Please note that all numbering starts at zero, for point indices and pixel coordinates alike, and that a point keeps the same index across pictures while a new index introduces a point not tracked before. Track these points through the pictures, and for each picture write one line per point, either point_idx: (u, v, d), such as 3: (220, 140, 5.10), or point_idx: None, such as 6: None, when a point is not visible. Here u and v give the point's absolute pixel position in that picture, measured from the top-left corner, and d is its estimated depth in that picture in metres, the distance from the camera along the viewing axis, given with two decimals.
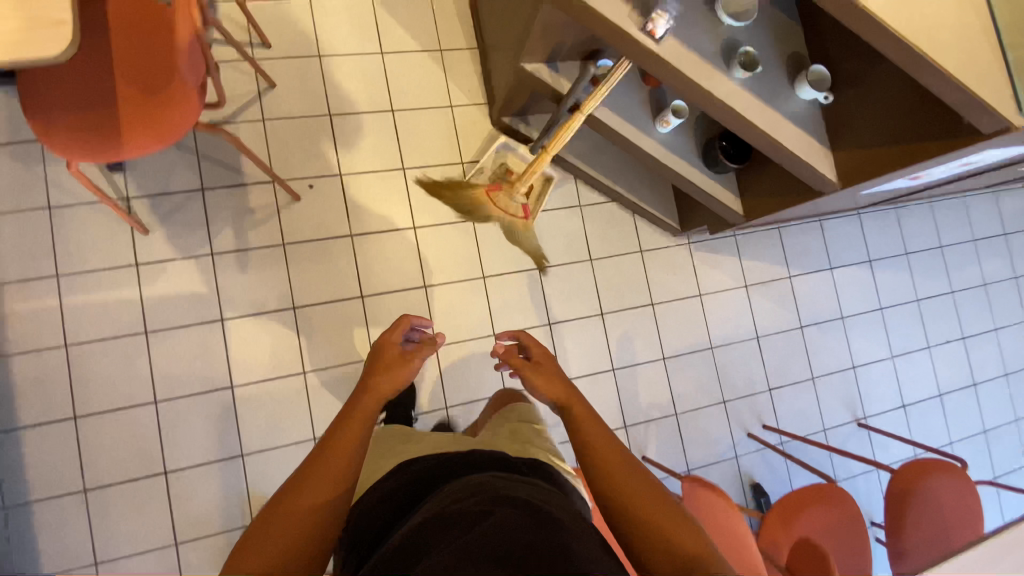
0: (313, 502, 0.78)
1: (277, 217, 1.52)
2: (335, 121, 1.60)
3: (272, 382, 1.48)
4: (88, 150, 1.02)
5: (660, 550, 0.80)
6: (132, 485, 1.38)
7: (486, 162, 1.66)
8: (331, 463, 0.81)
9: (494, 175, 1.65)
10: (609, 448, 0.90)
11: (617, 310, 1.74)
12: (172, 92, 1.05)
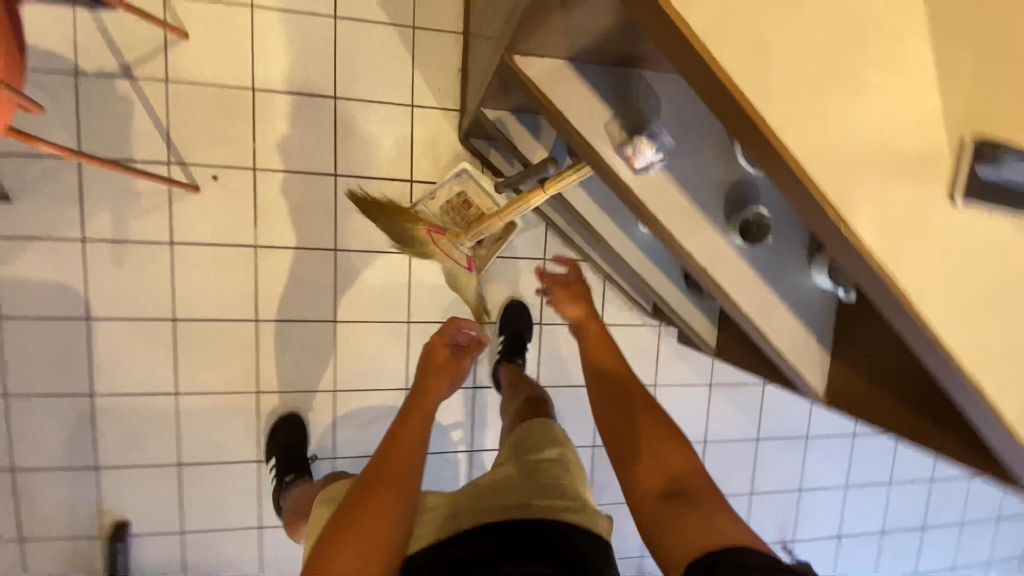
0: (377, 514, 0.77)
1: (167, 209, 1.26)
2: (257, 97, 1.26)
3: (139, 397, 1.30)
4: None
5: (651, 468, 0.86)
6: None
7: (441, 189, 1.35)
8: (387, 473, 0.81)
9: (448, 207, 1.35)
10: (623, 378, 0.98)
11: (554, 385, 1.52)
12: None
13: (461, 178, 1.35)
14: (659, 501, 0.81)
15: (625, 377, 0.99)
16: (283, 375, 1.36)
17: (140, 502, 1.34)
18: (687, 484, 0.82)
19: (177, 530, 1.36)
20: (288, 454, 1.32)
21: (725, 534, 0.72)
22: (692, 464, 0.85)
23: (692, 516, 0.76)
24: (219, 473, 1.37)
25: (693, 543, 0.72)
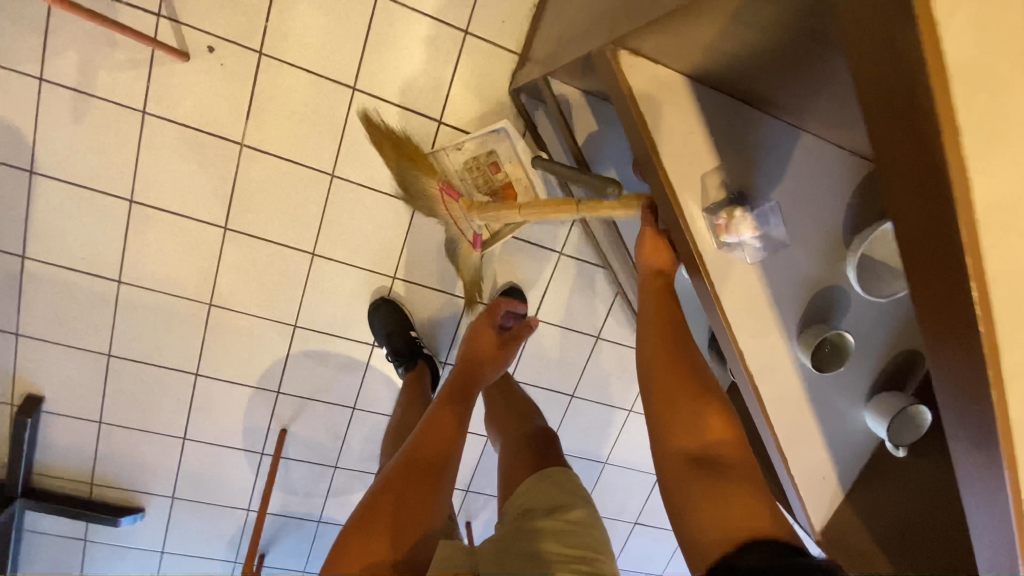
0: (414, 481, 0.74)
1: (146, 71, 1.04)
2: None
3: (76, 274, 1.16)
4: None
5: (676, 431, 0.65)
6: None
7: (470, 143, 1.16)
8: (425, 444, 0.79)
9: (473, 166, 1.18)
10: (658, 315, 0.70)
11: (528, 383, 1.41)
12: None
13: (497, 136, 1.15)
14: (681, 471, 0.63)
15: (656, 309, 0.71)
16: (241, 294, 1.22)
17: (60, 381, 1.24)
18: (719, 453, 0.63)
19: (96, 417, 1.28)
20: (393, 337, 1.24)
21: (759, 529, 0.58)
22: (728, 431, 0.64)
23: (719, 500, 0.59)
24: (151, 375, 1.26)
25: (724, 527, 0.58)
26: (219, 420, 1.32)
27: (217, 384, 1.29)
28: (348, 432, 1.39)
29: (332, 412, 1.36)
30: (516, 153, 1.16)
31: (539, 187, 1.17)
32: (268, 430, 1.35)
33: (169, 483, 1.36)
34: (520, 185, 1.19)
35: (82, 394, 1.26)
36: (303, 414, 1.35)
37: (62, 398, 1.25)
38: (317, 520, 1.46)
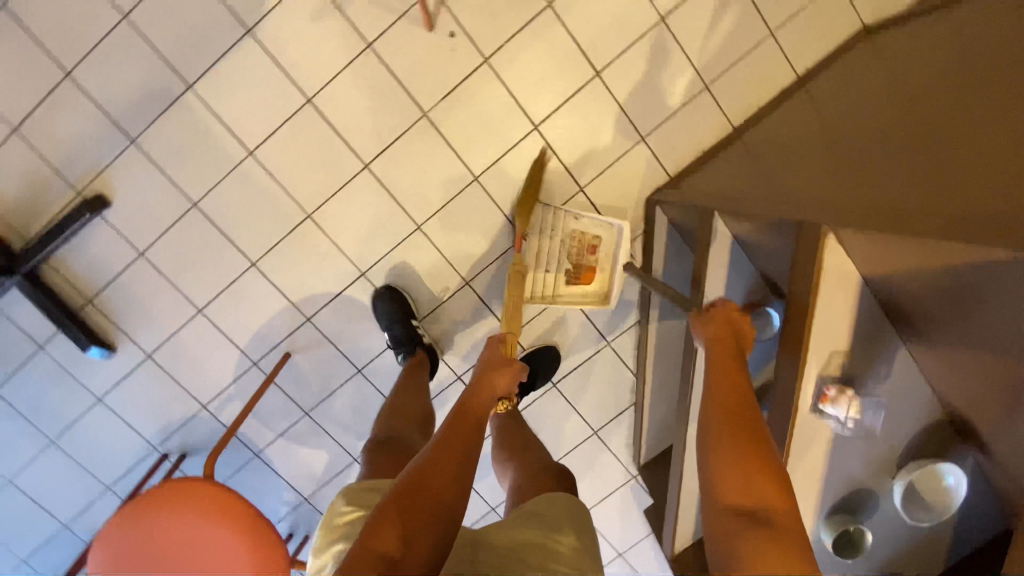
0: (433, 496, 0.78)
1: (392, 19, 1.18)
2: (547, 12, 1.20)
3: (218, 126, 1.22)
4: None
5: (726, 485, 0.69)
6: (36, 51, 1.18)
7: (588, 221, 1.30)
8: (447, 461, 0.83)
9: (576, 239, 1.31)
10: (727, 368, 0.80)
11: None
12: None
13: (610, 230, 1.30)
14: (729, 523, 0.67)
15: (724, 361, 0.81)
16: (339, 222, 1.29)
17: (134, 200, 1.26)
18: (765, 508, 0.66)
19: (135, 249, 1.28)
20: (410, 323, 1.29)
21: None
22: (781, 494, 0.67)
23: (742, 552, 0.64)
24: (213, 242, 1.28)
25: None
26: (239, 314, 1.34)
27: (262, 283, 1.32)
28: (338, 389, 1.40)
29: (337, 364, 1.39)
30: (615, 252, 1.31)
31: (614, 286, 1.32)
32: (274, 347, 1.36)
33: (153, 341, 1.34)
34: (601, 275, 1.32)
35: (142, 222, 1.27)
36: (313, 351, 1.37)
37: (124, 215, 1.26)
38: (254, 453, 1.43)
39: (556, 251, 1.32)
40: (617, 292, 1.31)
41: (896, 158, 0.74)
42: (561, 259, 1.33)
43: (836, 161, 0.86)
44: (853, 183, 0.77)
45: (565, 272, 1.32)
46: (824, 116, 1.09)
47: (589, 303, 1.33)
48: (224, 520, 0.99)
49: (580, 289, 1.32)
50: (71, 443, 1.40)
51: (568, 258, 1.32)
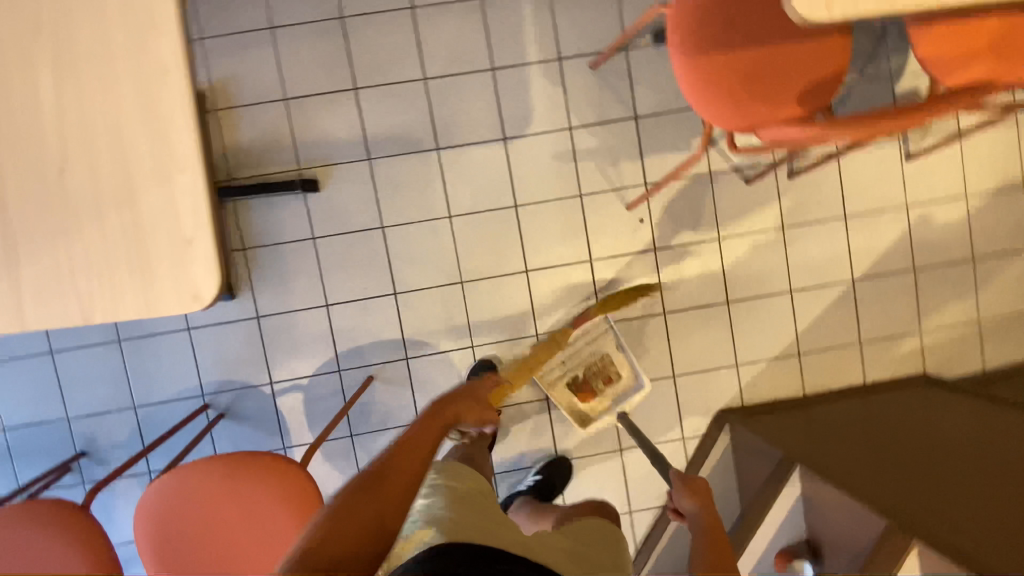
0: (369, 510, 0.79)
1: (608, 187, 1.48)
2: (715, 242, 1.50)
3: (439, 185, 1.44)
4: (726, 89, 1.00)
5: None
6: (341, 58, 1.39)
7: (620, 359, 1.51)
8: (393, 476, 0.84)
9: (605, 364, 1.51)
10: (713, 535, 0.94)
11: None
12: (772, 95, 1.00)
13: (631, 380, 1.52)
14: None
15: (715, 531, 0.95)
16: (479, 300, 1.49)
17: (337, 199, 1.43)
18: None
19: (311, 233, 1.44)
20: None
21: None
22: None
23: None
24: (375, 262, 1.45)
25: None
26: (356, 327, 1.47)
27: (390, 312, 1.47)
28: (391, 430, 1.49)
29: (404, 409, 1.49)
30: (619, 396, 1.52)
31: (598, 420, 1.51)
32: (363, 367, 1.47)
33: (272, 310, 1.45)
34: (596, 402, 1.51)
35: (333, 218, 1.43)
36: (391, 386, 1.48)
37: (322, 205, 1.43)
38: (282, 446, 1.48)
39: (581, 359, 1.51)
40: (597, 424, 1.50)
41: (970, 523, 0.98)
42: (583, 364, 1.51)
43: (914, 490, 1.10)
44: (932, 521, 1.01)
45: (573, 377, 1.51)
46: (868, 424, 1.38)
47: (570, 415, 1.50)
48: (270, 504, 1.03)
49: (573, 399, 1.51)
50: (134, 352, 1.45)
51: (584, 370, 1.51)
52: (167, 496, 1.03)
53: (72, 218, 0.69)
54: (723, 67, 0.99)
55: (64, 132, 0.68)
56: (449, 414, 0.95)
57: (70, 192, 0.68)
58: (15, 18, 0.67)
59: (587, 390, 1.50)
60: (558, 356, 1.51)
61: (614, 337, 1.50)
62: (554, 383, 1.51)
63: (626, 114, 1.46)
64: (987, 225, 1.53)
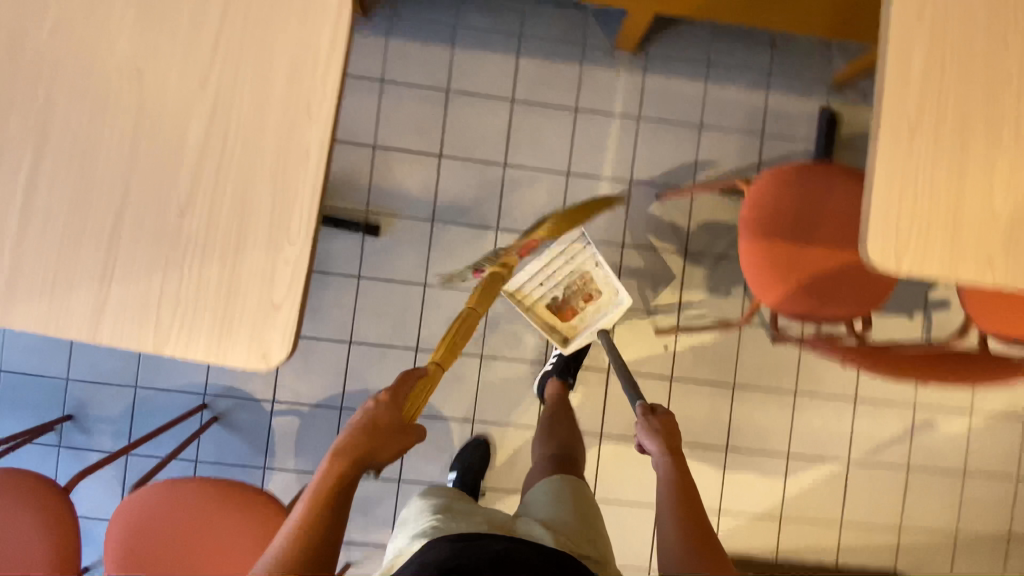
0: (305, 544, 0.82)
1: (642, 308, 1.54)
2: (728, 388, 1.55)
3: (488, 262, 1.51)
4: (770, 260, 1.07)
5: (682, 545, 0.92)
6: (435, 124, 1.49)
7: (600, 275, 1.41)
8: (323, 506, 0.86)
9: (583, 282, 1.42)
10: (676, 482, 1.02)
11: None
12: (805, 287, 1.07)
13: (612, 294, 1.43)
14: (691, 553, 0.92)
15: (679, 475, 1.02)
16: (493, 378, 1.52)
17: (391, 248, 1.49)
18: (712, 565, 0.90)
19: (357, 272, 1.49)
20: (466, 475, 1.44)
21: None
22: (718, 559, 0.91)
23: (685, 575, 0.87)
24: (407, 317, 1.50)
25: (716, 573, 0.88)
26: (370, 370, 1.49)
27: (406, 366, 1.50)
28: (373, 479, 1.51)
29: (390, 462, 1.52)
30: (601, 313, 1.43)
31: (580, 334, 1.43)
32: None
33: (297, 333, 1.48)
34: (577, 321, 1.43)
35: (382, 264, 1.49)
36: None
37: (376, 249, 1.49)
38: (263, 466, 1.48)
39: (561, 279, 1.41)
40: (579, 342, 1.43)
41: None
42: (560, 284, 1.42)
43: None
44: None
45: (551, 298, 1.41)
46: None
47: (550, 333, 1.43)
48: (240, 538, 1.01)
49: (552, 318, 1.43)
50: None
51: (564, 290, 1.42)
52: (143, 511, 1.02)
53: (178, 259, 0.73)
54: (775, 246, 1.07)
55: (197, 182, 0.73)
56: (366, 432, 0.90)
57: (183, 235, 0.73)
58: (187, 71, 0.73)
59: (568, 309, 1.42)
60: (533, 274, 1.39)
61: (596, 255, 1.40)
62: (534, 304, 1.42)
63: (677, 247, 1.54)
64: (984, 445, 1.58)
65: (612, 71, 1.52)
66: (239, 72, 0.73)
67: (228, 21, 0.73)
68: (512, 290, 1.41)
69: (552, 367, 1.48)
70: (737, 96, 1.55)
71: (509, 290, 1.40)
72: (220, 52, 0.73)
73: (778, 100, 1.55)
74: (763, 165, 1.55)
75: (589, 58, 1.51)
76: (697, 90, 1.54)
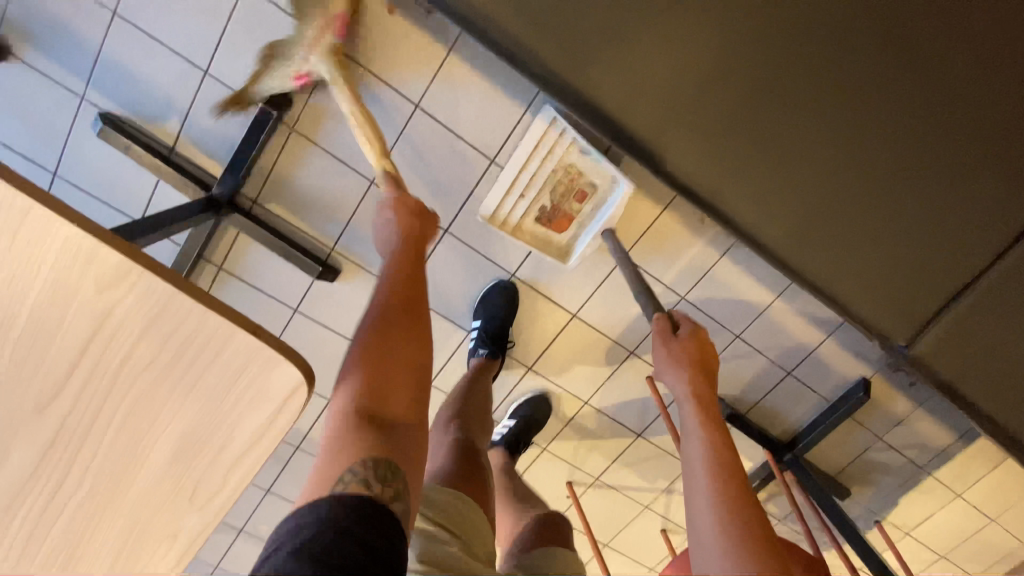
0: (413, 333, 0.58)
1: (568, 459, 1.47)
2: (601, 546, 1.59)
3: (442, 356, 1.34)
4: None
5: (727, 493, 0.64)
6: (456, 194, 1.16)
7: (589, 160, 1.09)
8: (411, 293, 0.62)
9: (570, 179, 1.11)
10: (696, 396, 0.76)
11: None
12: None
13: (607, 185, 1.12)
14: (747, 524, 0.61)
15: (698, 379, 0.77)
16: None
17: (343, 299, 1.24)
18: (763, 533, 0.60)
19: (295, 305, 1.24)
20: None
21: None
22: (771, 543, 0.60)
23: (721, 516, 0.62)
24: (332, 370, 1.32)
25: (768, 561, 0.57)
26: None
27: (313, 408, 1.37)
28: None
29: (264, 471, 1.44)
30: (599, 210, 1.15)
31: (581, 245, 1.18)
32: None
33: None
34: (573, 228, 1.17)
35: (327, 310, 1.25)
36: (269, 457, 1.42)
37: (325, 292, 1.23)
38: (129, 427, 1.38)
39: (544, 183, 1.11)
40: (582, 254, 1.19)
41: None
42: (544, 193, 1.12)
43: None
44: None
45: (539, 209, 1.13)
46: None
47: (547, 252, 1.19)
48: None
49: (546, 233, 1.16)
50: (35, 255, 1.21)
51: (552, 198, 1.12)
52: None
53: None
54: None
55: (0, 528, 0.51)
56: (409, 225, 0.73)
57: None
58: (17, 378, 0.45)
59: (561, 218, 1.14)
60: (512, 189, 1.10)
61: (579, 139, 1.06)
62: (520, 223, 1.15)
63: (633, 428, 1.43)
64: None
65: (688, 237, 1.21)
66: (103, 417, 0.47)
67: (101, 352, 0.45)
68: (491, 214, 1.14)
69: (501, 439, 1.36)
70: (796, 326, 1.31)
71: (486, 215, 1.13)
72: (77, 388, 0.46)
73: (829, 350, 1.33)
74: (766, 398, 1.40)
75: (673, 210, 1.18)
76: (762, 300, 1.28)
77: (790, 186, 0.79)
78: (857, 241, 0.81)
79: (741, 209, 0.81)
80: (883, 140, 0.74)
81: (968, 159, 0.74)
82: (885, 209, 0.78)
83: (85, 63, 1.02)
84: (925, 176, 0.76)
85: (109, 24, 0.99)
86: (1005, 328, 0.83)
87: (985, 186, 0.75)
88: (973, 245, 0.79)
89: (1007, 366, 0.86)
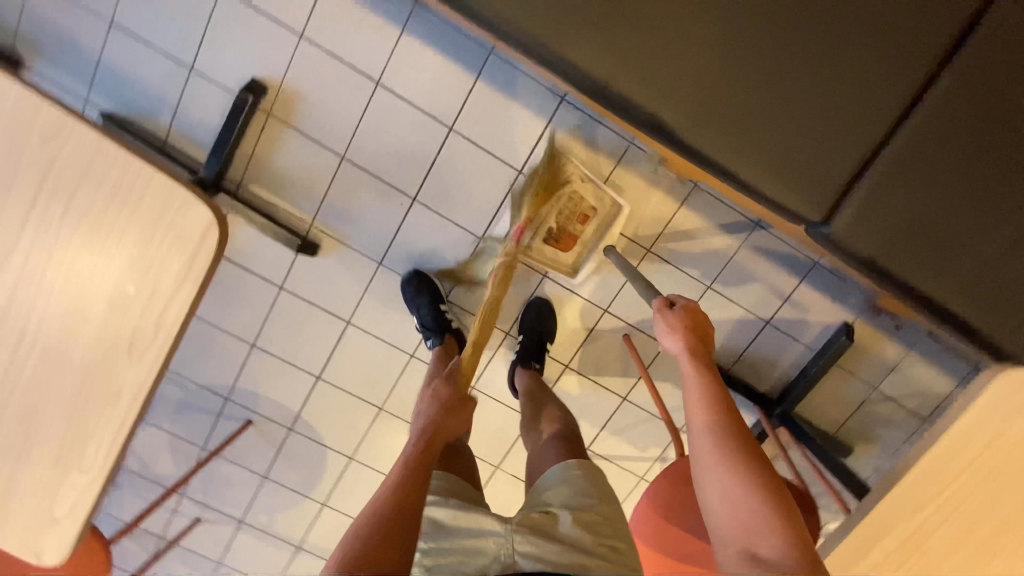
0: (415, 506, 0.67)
1: None
2: None
3: None
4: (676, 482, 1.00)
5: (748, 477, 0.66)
6: (417, 160, 1.24)
7: (593, 188, 1.23)
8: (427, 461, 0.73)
9: (575, 205, 1.25)
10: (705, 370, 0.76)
11: None
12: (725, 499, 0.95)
13: (609, 208, 1.25)
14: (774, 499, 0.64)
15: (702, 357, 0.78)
16: (384, 430, 1.48)
17: (325, 274, 1.32)
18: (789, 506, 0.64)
19: (280, 282, 1.32)
20: None
21: (812, 548, 0.61)
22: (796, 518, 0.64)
23: (742, 493, 0.65)
24: (320, 345, 1.38)
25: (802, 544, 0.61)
26: (264, 378, 1.40)
27: (302, 388, 1.42)
28: (240, 463, 1.49)
29: (261, 455, 1.49)
30: (603, 230, 1.26)
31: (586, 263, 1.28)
32: (249, 410, 1.43)
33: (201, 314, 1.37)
34: (579, 247, 1.28)
35: (309, 285, 1.33)
36: (262, 440, 1.47)
37: (307, 268, 1.31)
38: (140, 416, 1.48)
39: (549, 206, 1.25)
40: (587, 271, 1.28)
41: None
42: (550, 217, 1.26)
43: None
44: None
45: (547, 229, 1.26)
46: None
47: (555, 269, 1.30)
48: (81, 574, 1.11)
49: (553, 251, 1.28)
50: None
51: (557, 218, 1.25)
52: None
53: None
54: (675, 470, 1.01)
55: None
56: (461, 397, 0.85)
57: None
58: None
59: (566, 236, 1.26)
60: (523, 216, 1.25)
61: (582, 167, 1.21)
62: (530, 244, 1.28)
63: (618, 392, 1.43)
64: None
65: (645, 187, 1.26)
66: None
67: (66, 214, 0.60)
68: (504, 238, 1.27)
69: (518, 355, 1.32)
70: (767, 273, 1.32)
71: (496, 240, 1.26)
72: None
73: (806, 295, 1.33)
74: (750, 352, 1.39)
75: (628, 162, 1.24)
76: (729, 247, 1.30)
77: (691, 72, 0.83)
78: (768, 126, 0.85)
79: (650, 100, 0.84)
80: (769, 24, 0.81)
81: (850, 37, 0.81)
82: (786, 94, 0.83)
83: (88, 68, 1.17)
84: (812, 56, 0.82)
85: (109, 33, 1.15)
86: (919, 198, 0.84)
87: (872, 64, 0.81)
88: (875, 120, 0.83)
89: (936, 239, 0.85)
